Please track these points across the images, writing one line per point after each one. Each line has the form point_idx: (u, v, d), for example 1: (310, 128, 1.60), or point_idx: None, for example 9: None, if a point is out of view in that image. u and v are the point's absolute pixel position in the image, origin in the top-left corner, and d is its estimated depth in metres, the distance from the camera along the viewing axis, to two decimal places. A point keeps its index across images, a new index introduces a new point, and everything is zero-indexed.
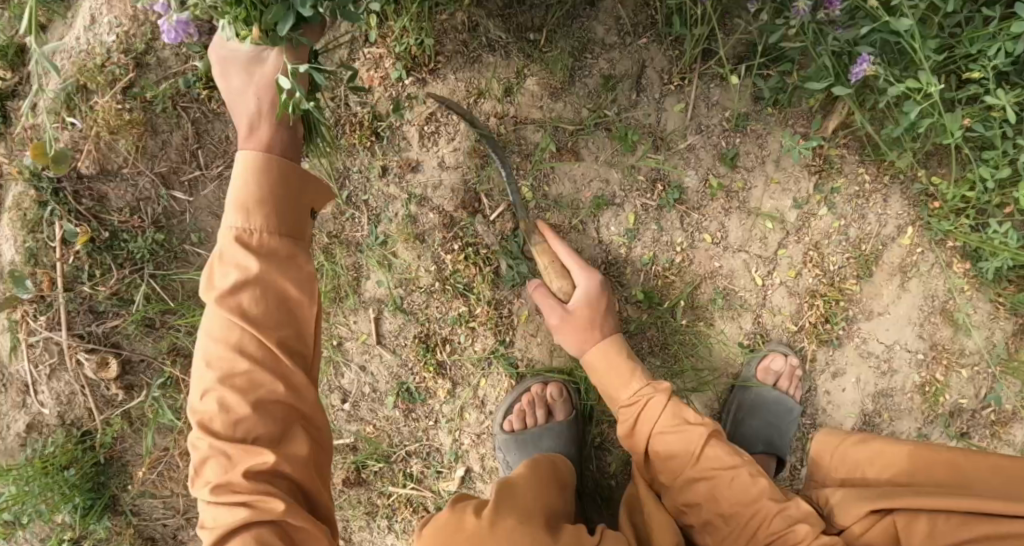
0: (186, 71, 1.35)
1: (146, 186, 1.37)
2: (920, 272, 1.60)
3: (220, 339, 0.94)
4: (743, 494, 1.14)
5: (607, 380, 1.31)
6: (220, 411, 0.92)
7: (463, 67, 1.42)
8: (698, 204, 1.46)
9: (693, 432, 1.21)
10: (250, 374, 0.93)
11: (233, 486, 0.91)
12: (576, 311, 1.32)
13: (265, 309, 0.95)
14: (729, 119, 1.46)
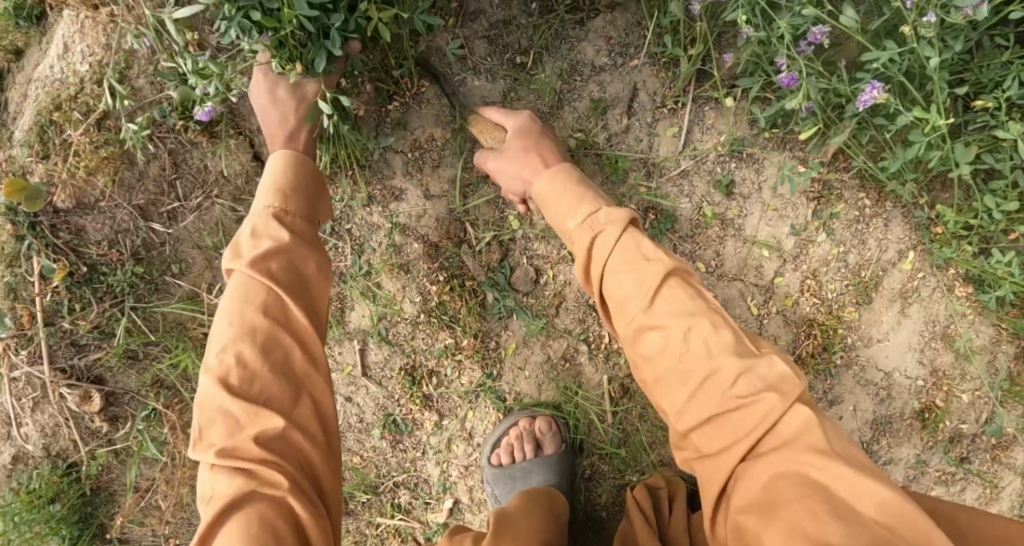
0: (161, 101, 1.31)
1: (124, 218, 1.34)
2: (921, 297, 1.56)
3: (241, 305, 1.03)
4: (704, 352, 0.98)
5: (558, 210, 1.15)
6: (233, 371, 0.99)
7: (447, 91, 1.37)
8: (691, 232, 1.41)
9: (649, 269, 1.03)
10: (267, 338, 1.02)
11: (241, 447, 0.96)
12: (510, 145, 1.24)
13: (289, 280, 1.06)
14: (724, 145, 1.40)
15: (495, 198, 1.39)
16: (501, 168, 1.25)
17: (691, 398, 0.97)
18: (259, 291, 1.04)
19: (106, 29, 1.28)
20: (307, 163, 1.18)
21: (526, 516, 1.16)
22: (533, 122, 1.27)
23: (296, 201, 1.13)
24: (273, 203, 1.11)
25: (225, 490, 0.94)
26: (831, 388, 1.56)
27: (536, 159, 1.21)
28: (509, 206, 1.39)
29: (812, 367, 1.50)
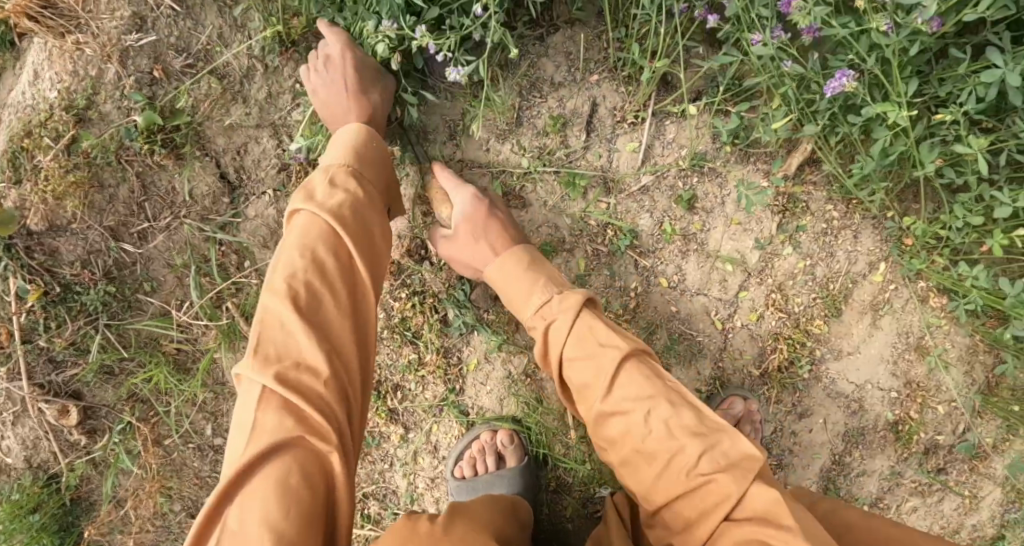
0: (128, 124, 1.34)
1: (96, 239, 1.37)
2: (894, 309, 1.54)
3: (318, 242, 1.07)
4: (665, 434, 1.00)
5: (509, 294, 1.20)
6: (301, 302, 1.02)
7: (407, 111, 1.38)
8: (652, 247, 1.41)
9: (606, 356, 1.06)
10: (340, 282, 1.05)
11: (301, 381, 0.97)
12: (459, 230, 1.27)
13: (359, 229, 1.11)
14: (686, 158, 1.38)
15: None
16: (454, 255, 1.28)
17: (657, 478, 1.00)
18: (338, 236, 1.08)
19: (73, 56, 1.31)
20: (383, 141, 1.26)
21: (487, 511, 1.15)
22: (479, 202, 1.27)
23: (372, 167, 1.19)
24: (354, 161, 1.17)
25: (275, 420, 0.94)
26: (800, 399, 1.56)
27: (485, 248, 1.24)
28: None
29: (780, 381, 1.49)
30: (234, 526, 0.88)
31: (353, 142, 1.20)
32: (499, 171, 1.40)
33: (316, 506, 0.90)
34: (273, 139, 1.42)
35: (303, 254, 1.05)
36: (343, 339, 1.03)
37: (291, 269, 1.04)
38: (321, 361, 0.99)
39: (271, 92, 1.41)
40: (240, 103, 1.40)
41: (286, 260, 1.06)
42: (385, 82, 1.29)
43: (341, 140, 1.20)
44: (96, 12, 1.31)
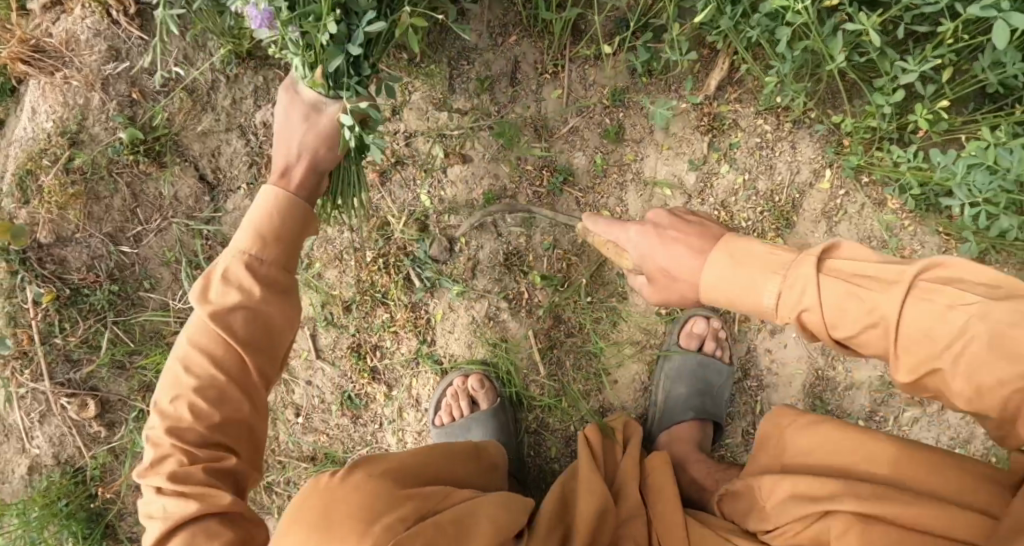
0: (114, 141, 1.53)
1: (98, 245, 1.55)
2: (848, 215, 1.60)
3: (202, 354, 1.03)
4: (980, 381, 0.84)
5: (740, 303, 0.97)
6: (181, 418, 1.01)
7: None
8: (590, 184, 1.50)
9: (878, 305, 0.88)
10: (223, 389, 1.03)
11: (191, 480, 0.99)
12: (648, 274, 1.06)
13: (252, 330, 1.05)
14: (608, 95, 1.49)
15: (406, 182, 1.53)
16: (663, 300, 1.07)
17: (1001, 420, 0.86)
18: (222, 343, 1.04)
19: (62, 88, 1.50)
20: (299, 205, 1.12)
21: (427, 454, 1.13)
22: (647, 231, 1.05)
23: (280, 251, 1.08)
24: (247, 247, 1.07)
25: (170, 506, 0.99)
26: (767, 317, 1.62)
27: (685, 283, 1.01)
28: (419, 187, 1.52)
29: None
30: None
31: (255, 223, 1.08)
32: (439, 136, 1.51)
33: None
34: (242, 139, 1.59)
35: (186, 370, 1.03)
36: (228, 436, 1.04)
37: (173, 382, 1.03)
38: (208, 456, 1.02)
39: (235, 99, 1.58)
40: (208, 112, 1.57)
41: (171, 370, 1.04)
42: (322, 121, 1.25)
43: (247, 216, 1.10)
44: (78, 50, 1.50)
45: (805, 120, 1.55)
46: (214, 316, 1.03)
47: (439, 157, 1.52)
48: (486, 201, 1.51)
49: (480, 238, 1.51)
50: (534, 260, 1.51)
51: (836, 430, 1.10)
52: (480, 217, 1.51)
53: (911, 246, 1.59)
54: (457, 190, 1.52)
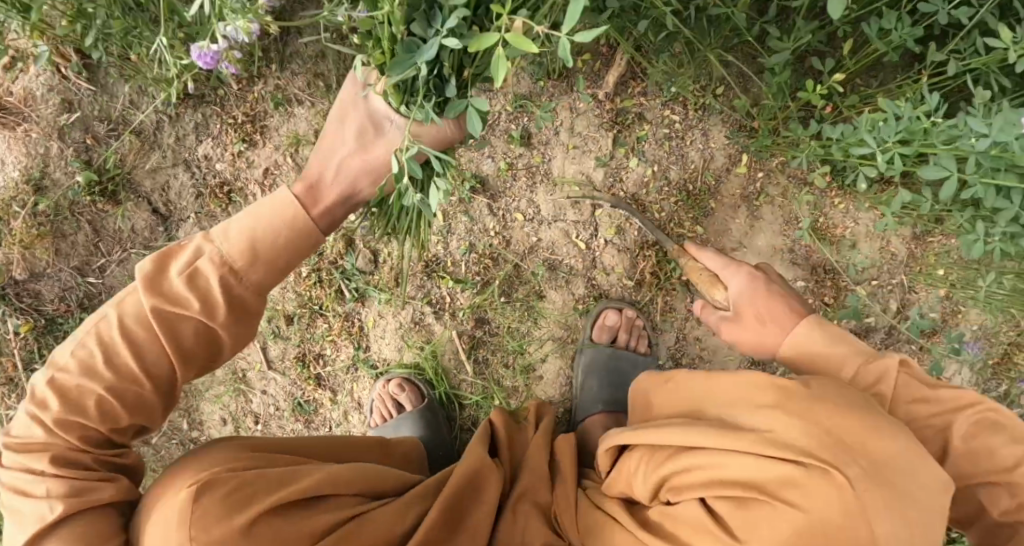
0: (73, 183, 1.68)
1: (68, 278, 1.71)
2: (771, 197, 1.64)
3: (129, 339, 1.03)
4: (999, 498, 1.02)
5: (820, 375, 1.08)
6: (84, 401, 1.02)
7: (282, 121, 1.69)
8: (502, 188, 1.57)
9: (951, 423, 1.02)
10: (139, 386, 1.04)
11: (79, 456, 1.03)
12: (739, 314, 1.15)
13: (197, 342, 1.05)
14: (512, 101, 1.55)
15: None
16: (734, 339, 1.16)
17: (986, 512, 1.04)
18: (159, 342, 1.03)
19: (23, 141, 1.66)
20: (305, 235, 1.08)
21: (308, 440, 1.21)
22: (755, 280, 1.15)
23: (265, 271, 1.05)
24: (238, 262, 1.03)
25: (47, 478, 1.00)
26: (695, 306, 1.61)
27: (774, 330, 1.11)
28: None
29: (656, 285, 1.58)
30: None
31: (254, 233, 1.04)
32: None
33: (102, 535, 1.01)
34: (187, 171, 1.72)
35: (103, 347, 1.02)
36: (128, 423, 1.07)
37: (83, 357, 1.02)
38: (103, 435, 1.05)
39: (178, 136, 1.71)
40: (156, 150, 1.71)
41: (82, 345, 1.03)
42: (371, 146, 1.10)
43: (248, 218, 1.05)
44: (35, 105, 1.66)
45: (711, 107, 1.58)
46: (163, 317, 1.02)
47: None
48: None
49: (401, 247, 1.60)
50: (454, 265, 1.58)
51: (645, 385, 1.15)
52: None
53: (845, 223, 1.70)
54: None
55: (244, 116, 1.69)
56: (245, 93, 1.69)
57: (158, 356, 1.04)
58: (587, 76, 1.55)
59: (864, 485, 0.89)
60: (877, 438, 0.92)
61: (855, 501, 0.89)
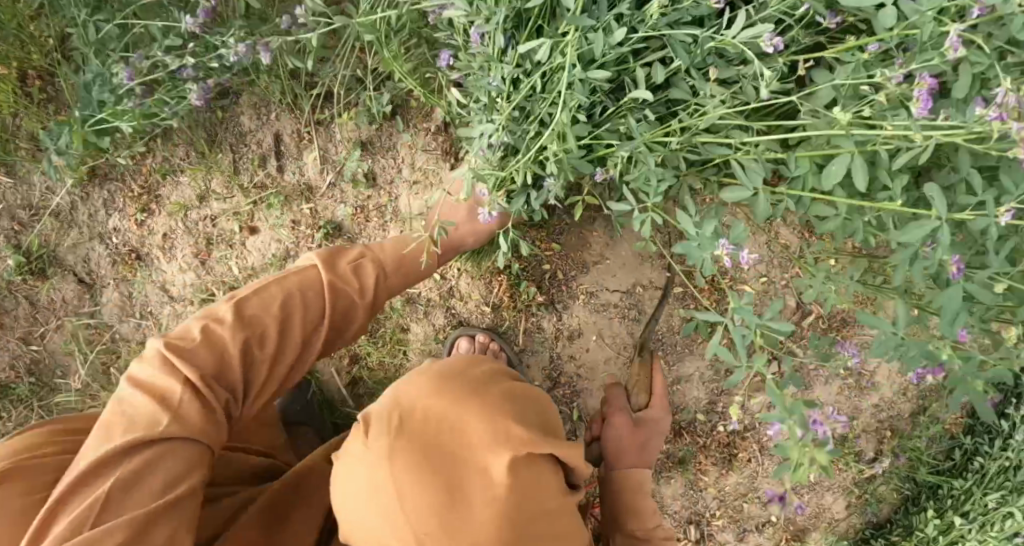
0: (6, 266, 1.88)
1: (15, 347, 1.91)
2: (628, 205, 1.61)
3: (305, 293, 1.25)
4: None
5: (631, 504, 1.40)
6: (250, 330, 1.19)
7: (173, 187, 1.81)
8: (357, 231, 1.70)
9: None
10: (297, 336, 1.23)
11: (199, 394, 1.12)
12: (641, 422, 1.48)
13: (344, 312, 1.29)
14: (353, 145, 1.67)
15: (222, 258, 1.79)
16: (613, 437, 1.45)
17: None
18: (323, 298, 1.26)
19: None
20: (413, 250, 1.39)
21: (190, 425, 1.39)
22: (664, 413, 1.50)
23: (404, 277, 1.39)
24: (386, 262, 1.36)
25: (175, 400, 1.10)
26: (563, 322, 1.64)
27: (634, 452, 1.43)
28: (230, 261, 1.79)
29: (515, 308, 1.63)
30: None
31: (401, 249, 1.39)
32: (233, 213, 1.76)
33: (183, 474, 1.08)
34: (101, 242, 1.88)
35: (284, 295, 1.23)
36: (262, 374, 1.20)
37: (262, 294, 1.22)
38: (263, 360, 1.20)
39: (91, 212, 1.87)
40: (74, 228, 1.88)
41: (265, 289, 1.23)
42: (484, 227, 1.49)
43: (386, 242, 1.40)
44: None
45: None
46: (331, 284, 1.27)
47: (237, 232, 1.77)
48: (277, 261, 1.75)
49: None
50: None
51: None
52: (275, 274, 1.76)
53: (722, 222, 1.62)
54: (254, 258, 1.77)
55: (140, 189, 1.83)
56: (140, 166, 1.83)
57: (319, 321, 1.26)
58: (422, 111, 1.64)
59: (375, 438, 1.02)
60: (431, 401, 1.05)
61: (365, 450, 1.02)
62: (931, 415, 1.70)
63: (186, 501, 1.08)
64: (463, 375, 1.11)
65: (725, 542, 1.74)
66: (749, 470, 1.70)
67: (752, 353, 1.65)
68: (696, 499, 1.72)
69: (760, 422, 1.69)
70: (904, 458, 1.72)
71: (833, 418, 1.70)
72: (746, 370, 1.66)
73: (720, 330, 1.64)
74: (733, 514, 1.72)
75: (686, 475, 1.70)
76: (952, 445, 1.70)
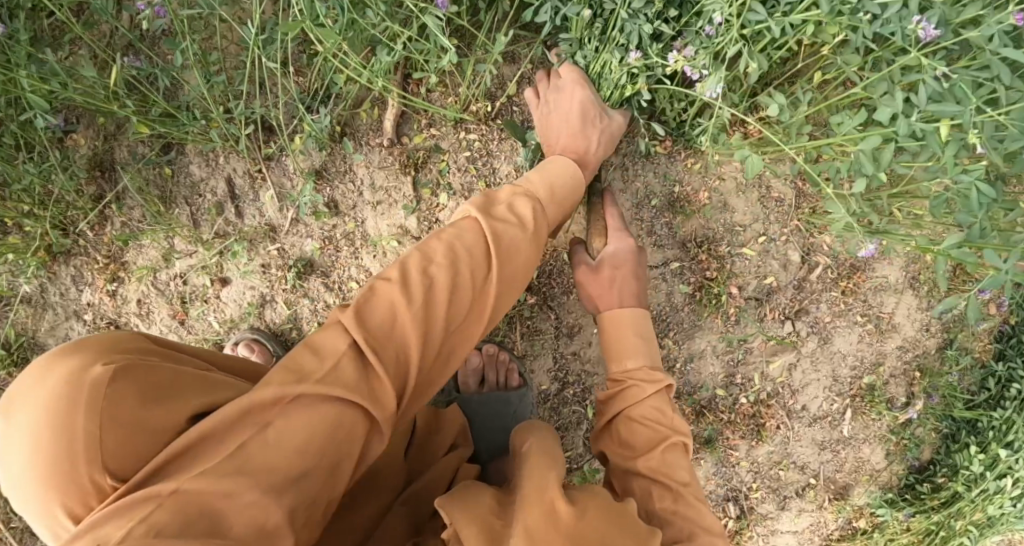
0: None
1: None
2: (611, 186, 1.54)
3: (461, 240, 1.05)
4: (653, 512, 1.08)
5: (610, 346, 1.26)
6: (415, 288, 0.99)
7: (138, 251, 1.74)
8: (330, 262, 1.68)
9: (662, 431, 1.15)
10: (470, 296, 1.02)
11: (359, 364, 0.94)
12: (601, 266, 1.36)
13: (510, 258, 1.08)
14: (306, 176, 1.63)
15: (202, 314, 1.73)
16: (584, 284, 1.37)
17: None
18: (487, 247, 1.06)
19: None
20: (573, 182, 1.27)
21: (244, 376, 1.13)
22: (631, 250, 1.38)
23: (558, 209, 1.22)
24: (542, 196, 1.20)
25: (344, 370, 0.92)
26: (561, 320, 1.57)
27: (610, 292, 1.31)
28: (209, 316, 1.73)
29: (507, 314, 1.57)
30: (118, 379, 0.82)
31: (551, 179, 1.23)
32: (202, 266, 1.72)
33: (319, 459, 0.88)
34: (76, 321, 1.77)
35: (446, 248, 1.04)
36: (435, 343, 1.00)
37: (426, 252, 1.03)
38: (431, 330, 0.99)
39: (62, 292, 1.76)
40: (49, 310, 1.77)
41: (429, 244, 1.04)
42: (611, 130, 1.39)
43: (536, 173, 1.24)
44: None
45: (487, 121, 1.60)
46: (490, 221, 1.08)
47: (210, 285, 1.73)
48: (254, 307, 1.71)
49: (269, 334, 1.69)
50: None
51: (541, 451, 1.06)
52: (255, 319, 1.71)
53: (707, 186, 1.54)
54: (232, 309, 1.73)
55: (107, 258, 1.74)
56: (101, 236, 1.74)
57: (483, 271, 1.04)
58: (372, 128, 1.63)
59: None
60: None
61: None
62: (957, 346, 1.62)
63: (319, 475, 0.89)
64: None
65: (767, 514, 1.68)
66: (780, 437, 1.64)
67: (761, 316, 1.58)
68: (731, 475, 1.65)
69: (783, 386, 1.62)
70: (937, 397, 1.64)
71: (858, 368, 1.63)
72: (759, 336, 1.59)
73: (725, 301, 1.56)
74: (771, 483, 1.66)
75: (716, 453, 1.63)
76: (984, 374, 1.61)
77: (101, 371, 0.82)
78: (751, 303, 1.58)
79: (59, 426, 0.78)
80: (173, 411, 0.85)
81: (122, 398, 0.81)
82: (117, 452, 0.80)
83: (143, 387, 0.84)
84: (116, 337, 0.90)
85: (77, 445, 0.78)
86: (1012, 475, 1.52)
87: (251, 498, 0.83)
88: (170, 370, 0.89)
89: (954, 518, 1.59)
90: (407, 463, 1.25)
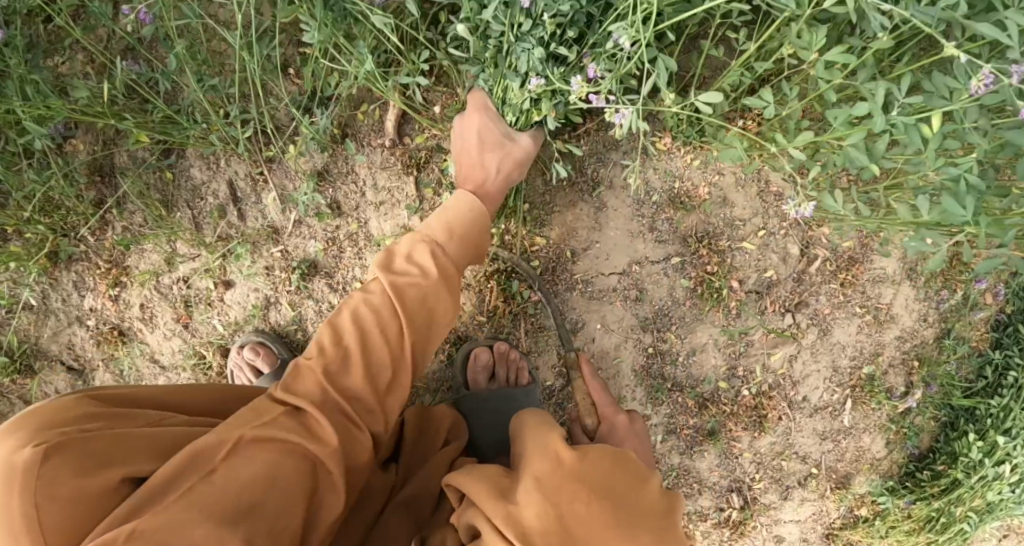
0: None
1: None
2: (612, 184, 1.56)
3: (366, 302, 1.17)
4: None
5: None
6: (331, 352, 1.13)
7: (140, 255, 1.74)
8: (333, 263, 1.69)
9: None
10: (382, 347, 1.14)
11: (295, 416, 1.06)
12: (600, 448, 1.31)
13: (418, 305, 1.17)
14: (309, 177, 1.65)
15: (206, 318, 1.74)
16: None
17: None
18: (390, 301, 1.16)
19: None
20: (485, 213, 1.30)
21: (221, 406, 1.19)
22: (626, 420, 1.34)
23: (460, 245, 1.25)
24: (442, 237, 1.25)
25: (282, 422, 1.05)
26: (564, 317, 1.60)
27: None
28: (213, 319, 1.74)
29: (512, 312, 1.60)
30: (47, 459, 0.92)
31: (448, 217, 1.27)
32: (205, 269, 1.73)
33: (270, 493, 0.99)
34: (80, 326, 1.77)
35: (352, 314, 1.16)
36: (359, 392, 1.12)
37: (336, 322, 1.16)
38: (352, 383, 1.12)
39: (64, 297, 1.76)
40: (51, 316, 1.77)
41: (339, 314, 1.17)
42: (514, 154, 1.41)
43: (444, 211, 1.29)
44: None
45: None
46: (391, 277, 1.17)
47: (213, 288, 1.73)
48: (259, 309, 1.72)
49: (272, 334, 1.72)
50: None
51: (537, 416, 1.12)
52: (260, 320, 1.72)
53: (706, 181, 1.56)
54: (237, 312, 1.73)
55: (110, 263, 1.74)
56: (102, 241, 1.74)
57: (390, 325, 1.15)
58: (373, 129, 1.65)
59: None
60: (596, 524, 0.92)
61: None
62: (954, 335, 1.64)
63: (271, 508, 0.98)
64: (617, 485, 0.96)
65: (771, 503, 1.70)
66: (782, 427, 1.66)
67: (762, 309, 1.61)
68: (733, 466, 1.67)
69: (784, 378, 1.64)
70: (935, 386, 1.66)
71: (858, 359, 1.65)
72: (761, 328, 1.61)
73: (726, 295, 1.58)
74: (774, 474, 1.68)
75: (719, 445, 1.65)
76: (981, 363, 1.64)
77: (31, 452, 0.92)
78: (751, 296, 1.60)
79: (4, 511, 0.91)
80: (102, 478, 0.94)
81: (58, 473, 0.92)
82: (57, 526, 0.91)
83: (77, 459, 0.94)
84: (65, 409, 1.00)
85: (20, 525, 0.90)
86: (1009, 461, 1.55)
87: (203, 533, 0.92)
88: (111, 431, 0.99)
89: (954, 504, 1.62)
90: (406, 463, 1.28)
